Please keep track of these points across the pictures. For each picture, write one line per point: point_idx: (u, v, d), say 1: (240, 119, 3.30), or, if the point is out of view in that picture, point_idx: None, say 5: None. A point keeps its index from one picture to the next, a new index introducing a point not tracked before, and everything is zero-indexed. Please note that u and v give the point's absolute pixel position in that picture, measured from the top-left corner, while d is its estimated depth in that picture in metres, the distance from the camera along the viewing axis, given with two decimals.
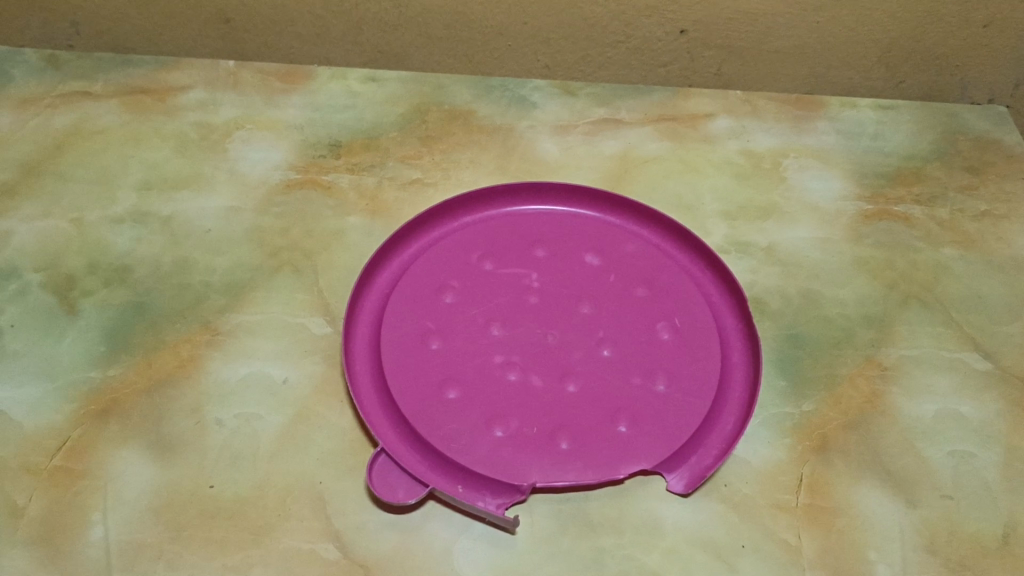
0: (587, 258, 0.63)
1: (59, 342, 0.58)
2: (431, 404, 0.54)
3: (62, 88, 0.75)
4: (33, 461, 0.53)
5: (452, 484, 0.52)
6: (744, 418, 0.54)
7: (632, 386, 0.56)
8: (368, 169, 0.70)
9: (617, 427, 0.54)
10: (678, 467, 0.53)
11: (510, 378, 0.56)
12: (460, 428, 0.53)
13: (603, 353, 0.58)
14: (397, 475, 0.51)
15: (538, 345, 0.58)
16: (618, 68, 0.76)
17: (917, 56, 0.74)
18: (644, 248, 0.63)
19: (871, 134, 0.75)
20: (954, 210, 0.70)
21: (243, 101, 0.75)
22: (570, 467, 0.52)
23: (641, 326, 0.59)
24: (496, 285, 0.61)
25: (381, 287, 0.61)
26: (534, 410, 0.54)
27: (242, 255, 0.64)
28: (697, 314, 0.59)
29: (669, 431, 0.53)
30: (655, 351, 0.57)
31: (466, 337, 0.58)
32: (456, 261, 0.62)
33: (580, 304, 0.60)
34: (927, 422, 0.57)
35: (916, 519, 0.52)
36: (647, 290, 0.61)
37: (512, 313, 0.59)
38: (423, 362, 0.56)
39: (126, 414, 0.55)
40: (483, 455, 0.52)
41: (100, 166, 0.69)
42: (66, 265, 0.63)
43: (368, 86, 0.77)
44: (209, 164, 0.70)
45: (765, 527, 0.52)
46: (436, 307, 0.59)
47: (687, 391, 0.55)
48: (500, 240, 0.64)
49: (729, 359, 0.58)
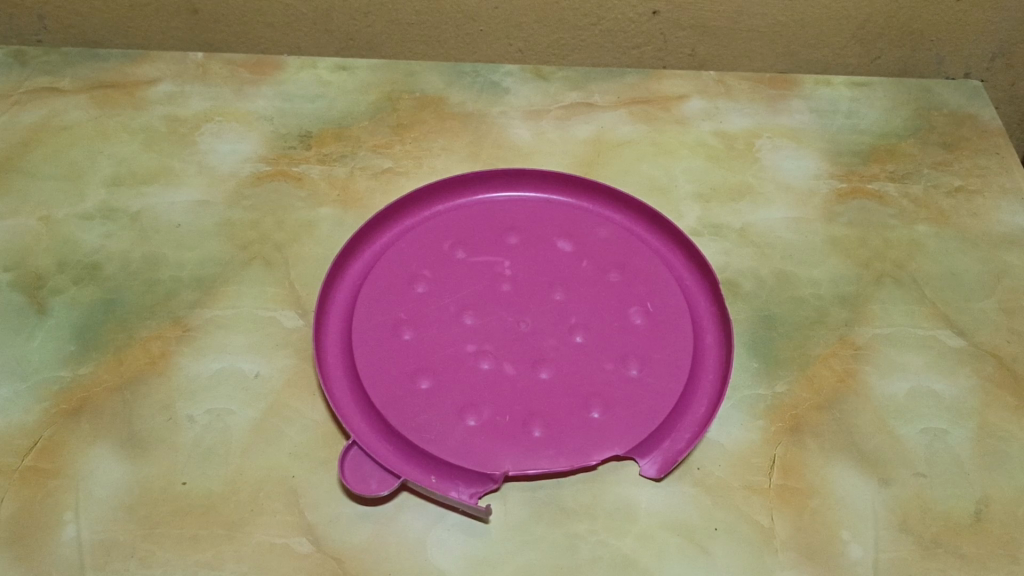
0: (559, 244, 0.63)
1: (29, 341, 0.58)
2: (403, 394, 0.54)
3: (29, 84, 0.74)
4: (4, 462, 0.52)
5: (426, 475, 0.51)
6: (717, 401, 0.54)
7: (605, 371, 0.56)
8: (339, 158, 0.69)
9: (590, 413, 0.54)
10: (652, 451, 0.53)
11: (483, 366, 0.56)
12: (433, 418, 0.53)
13: (576, 340, 0.57)
14: (369, 467, 0.51)
15: (511, 333, 0.58)
16: (591, 50, 0.76)
17: (892, 31, 0.74)
18: (616, 233, 0.63)
19: (846, 111, 0.75)
20: (928, 187, 0.69)
21: (212, 93, 0.74)
22: (543, 454, 0.52)
23: (615, 312, 0.59)
24: (468, 273, 0.61)
25: (353, 278, 0.60)
26: (507, 398, 0.54)
27: (213, 249, 0.63)
28: (671, 298, 0.59)
29: (641, 415, 0.53)
30: (629, 336, 0.57)
31: (438, 327, 0.58)
32: (428, 250, 0.62)
33: (552, 291, 0.60)
34: (901, 400, 0.57)
35: (889, 497, 0.53)
36: (620, 275, 0.61)
37: (485, 301, 0.59)
38: (395, 352, 0.56)
39: (97, 413, 0.55)
40: (455, 444, 0.52)
41: (69, 162, 0.69)
42: (35, 263, 0.62)
43: (339, 75, 0.76)
44: (179, 157, 0.69)
45: (738, 509, 0.52)
46: (408, 296, 0.59)
47: (660, 375, 0.55)
48: (472, 227, 0.63)
49: (703, 342, 0.58)
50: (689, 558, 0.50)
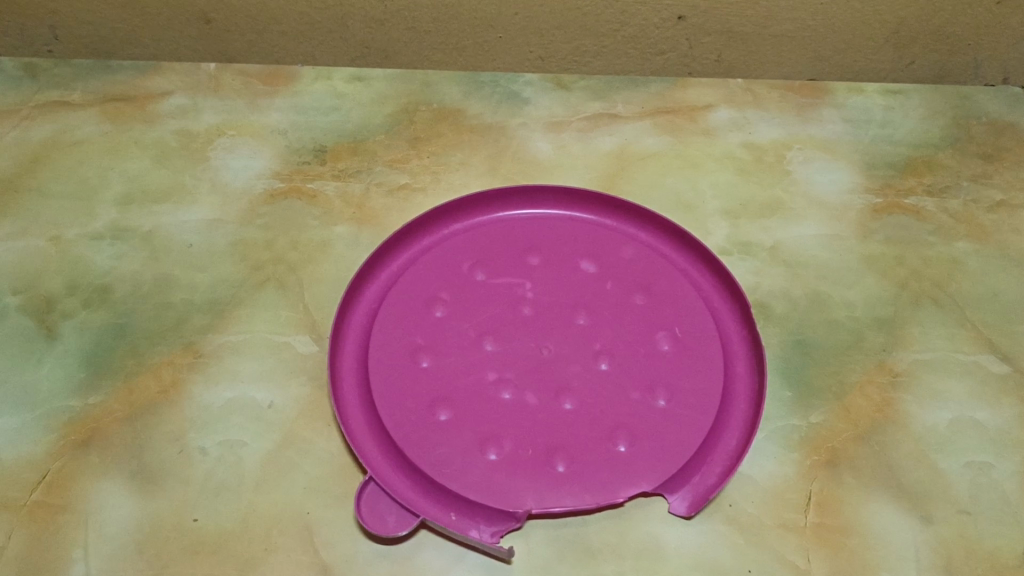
0: (583, 264, 0.60)
1: (38, 369, 0.56)
2: (420, 426, 0.52)
3: (40, 98, 0.72)
4: (12, 497, 0.51)
5: (445, 513, 0.49)
6: (749, 432, 0.52)
7: (631, 401, 0.53)
8: (355, 174, 0.67)
9: (616, 446, 0.51)
10: (681, 487, 0.51)
11: (504, 396, 0.54)
12: (452, 451, 0.51)
13: (600, 367, 0.55)
14: (386, 504, 0.49)
15: (533, 360, 0.55)
16: (613, 58, 0.73)
17: (927, 36, 0.71)
18: (641, 252, 0.61)
19: (880, 121, 0.72)
20: (968, 202, 0.67)
21: (225, 106, 0.72)
22: (567, 490, 0.50)
23: (641, 337, 0.56)
24: (488, 296, 0.58)
25: (369, 301, 0.58)
26: (529, 430, 0.52)
27: (226, 270, 0.61)
28: (700, 322, 0.57)
29: (670, 448, 0.51)
30: (656, 363, 0.55)
31: (457, 353, 0.56)
32: (446, 272, 0.59)
33: (576, 315, 0.58)
34: (942, 431, 0.54)
35: (931, 536, 0.50)
36: (646, 297, 0.58)
37: (505, 326, 0.57)
38: (413, 381, 0.54)
39: (107, 445, 0.53)
40: (476, 479, 0.50)
41: (79, 179, 0.67)
42: (44, 286, 0.61)
43: (354, 86, 0.74)
44: (191, 174, 0.67)
45: (772, 549, 0.49)
46: (426, 321, 0.57)
47: (689, 405, 0.53)
48: (492, 247, 0.61)
49: (733, 369, 0.55)
50: None
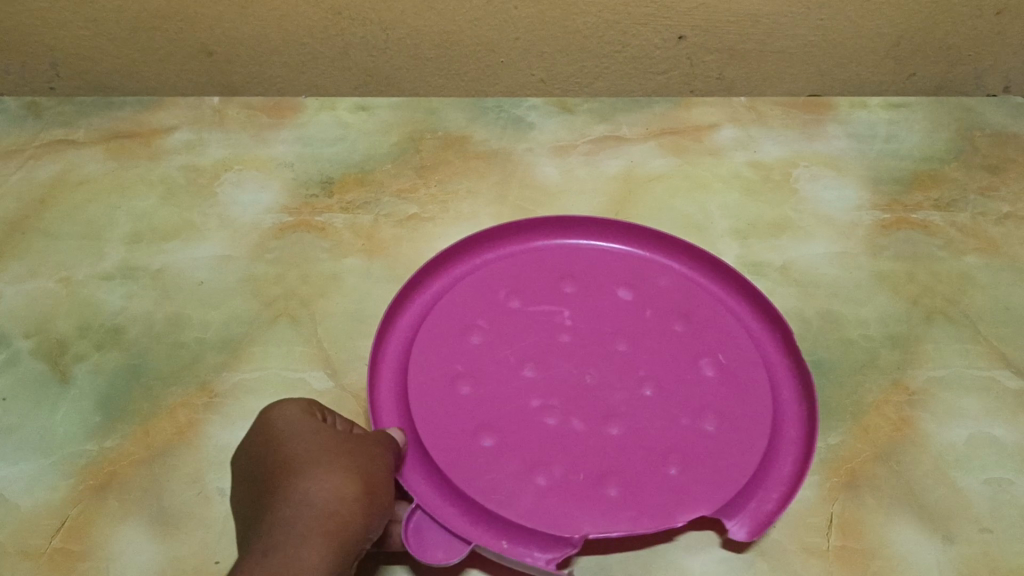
0: (619, 292, 0.60)
1: (54, 413, 0.56)
2: (465, 453, 0.51)
3: (44, 137, 0.72)
4: (32, 544, 0.51)
5: (497, 541, 0.48)
6: (804, 458, 0.51)
7: (680, 427, 0.52)
8: (363, 206, 0.67)
9: (668, 470, 0.50)
10: (737, 512, 0.50)
11: (549, 423, 0.53)
12: (500, 478, 0.50)
13: (645, 393, 0.54)
14: (435, 534, 0.48)
15: (575, 387, 0.55)
16: (616, 80, 0.74)
17: (927, 48, 0.71)
18: (677, 280, 0.60)
19: (885, 135, 0.72)
20: (976, 214, 0.67)
21: (231, 139, 0.72)
22: (623, 515, 0.48)
23: (685, 364, 0.55)
24: (526, 322, 0.58)
25: (404, 329, 0.58)
26: (578, 457, 0.51)
27: (237, 307, 0.61)
28: (742, 349, 0.56)
29: (722, 473, 0.50)
30: (702, 389, 0.54)
31: (498, 380, 0.55)
32: (481, 298, 0.59)
33: (616, 341, 0.57)
34: (960, 448, 0.54)
35: (955, 555, 0.50)
36: (685, 325, 0.57)
37: (546, 353, 0.56)
38: (455, 408, 0.53)
39: (126, 488, 0.53)
40: (527, 506, 0.49)
41: (88, 219, 0.67)
42: (56, 328, 0.61)
43: (359, 116, 0.74)
44: (199, 210, 0.67)
45: (797, 574, 0.49)
46: (464, 348, 0.56)
47: (738, 430, 0.52)
48: (526, 275, 0.60)
49: (780, 397, 0.54)
50: None
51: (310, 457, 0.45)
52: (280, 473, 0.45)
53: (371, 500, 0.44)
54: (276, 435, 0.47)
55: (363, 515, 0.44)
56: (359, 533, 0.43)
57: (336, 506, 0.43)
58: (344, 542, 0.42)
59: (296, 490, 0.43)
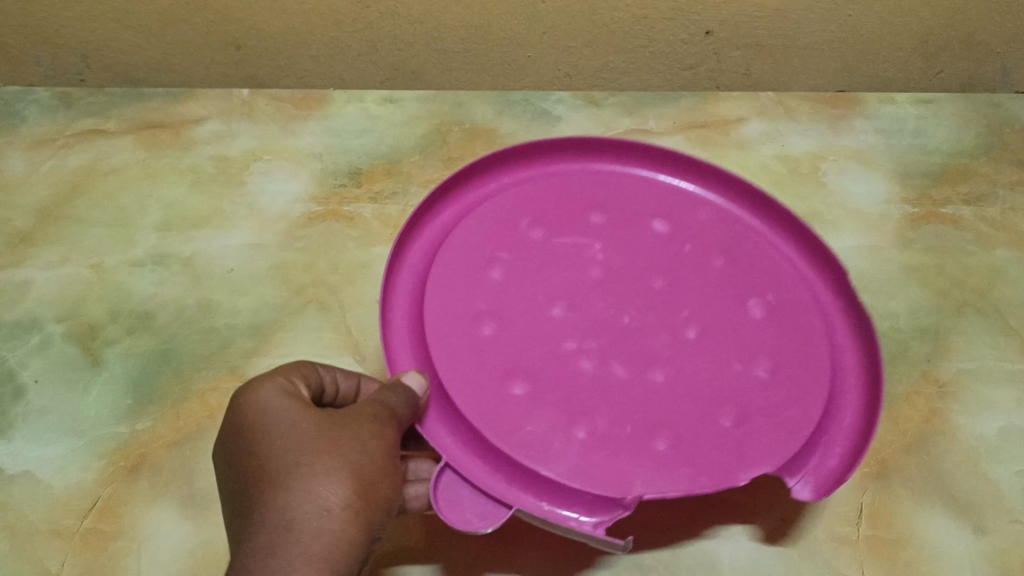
0: (654, 224, 0.56)
1: (86, 396, 0.57)
2: (496, 400, 0.47)
3: (76, 127, 0.73)
4: (64, 524, 0.51)
5: (535, 501, 0.45)
6: (871, 411, 0.48)
7: (732, 374, 0.50)
8: (391, 196, 0.68)
9: (722, 424, 0.48)
10: (802, 471, 0.47)
11: (585, 366, 0.49)
12: (537, 429, 0.46)
13: (689, 335, 0.51)
14: (465, 496, 0.45)
15: (613, 328, 0.51)
16: (643, 74, 0.74)
17: (956, 44, 0.71)
18: (716, 213, 0.57)
19: (913, 130, 0.72)
20: (1005, 209, 0.66)
21: (259, 130, 0.72)
22: (678, 473, 0.46)
23: (732, 306, 0.52)
24: (556, 256, 0.54)
25: (415, 265, 0.53)
26: (622, 407, 0.48)
27: (267, 294, 0.62)
28: (793, 288, 0.53)
29: (784, 429, 0.47)
30: (753, 334, 0.51)
31: (527, 318, 0.51)
32: (503, 228, 0.54)
33: (655, 279, 0.53)
34: (991, 440, 0.54)
35: (986, 547, 0.50)
36: (727, 261, 0.54)
37: (577, 290, 0.52)
38: (479, 348, 0.49)
39: (157, 470, 0.53)
40: (570, 461, 0.46)
41: (119, 207, 0.68)
42: (87, 313, 0.61)
43: (387, 108, 0.74)
44: (229, 199, 0.68)
45: (826, 563, 0.49)
46: (486, 281, 0.52)
47: (795, 379, 0.49)
48: (550, 202, 0.56)
49: (836, 341, 0.51)
50: None
51: (297, 460, 0.41)
52: (264, 479, 0.41)
53: (367, 508, 0.41)
54: (260, 424, 0.43)
55: (359, 533, 0.40)
56: (354, 549, 0.40)
57: (328, 520, 0.39)
58: (338, 563, 0.39)
59: (282, 503, 0.40)
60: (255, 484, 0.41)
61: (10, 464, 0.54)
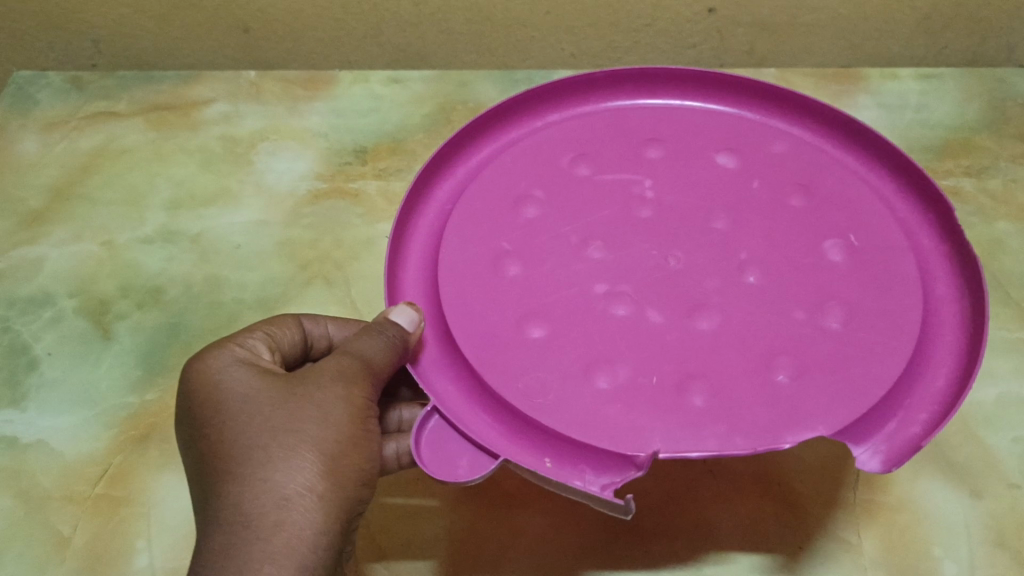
0: (718, 158, 0.51)
1: (97, 367, 0.58)
2: (507, 345, 0.43)
3: (87, 109, 0.74)
4: (76, 490, 0.53)
5: (538, 457, 0.41)
6: (965, 370, 0.41)
7: (795, 324, 0.43)
8: (395, 173, 0.69)
9: (774, 376, 0.42)
10: (869, 440, 0.41)
11: (617, 312, 0.44)
12: (548, 377, 0.42)
13: (748, 280, 0.45)
14: (454, 444, 0.40)
15: (656, 271, 0.46)
16: (647, 53, 0.74)
17: (961, 20, 0.71)
18: (796, 147, 0.51)
19: (915, 105, 0.72)
20: (1007, 182, 0.67)
21: (267, 111, 0.74)
22: (708, 430, 0.40)
23: (806, 247, 0.46)
24: (596, 192, 0.49)
25: (442, 203, 0.50)
26: (656, 355, 0.43)
27: (273, 269, 0.63)
28: (886, 229, 0.46)
29: (852, 383, 0.41)
30: (826, 277, 0.45)
31: (556, 260, 0.46)
32: (542, 164, 0.50)
33: (713, 218, 0.48)
34: (989, 407, 0.54)
35: (982, 511, 0.50)
36: (805, 200, 0.48)
37: (616, 229, 0.47)
38: (498, 291, 0.45)
39: (166, 438, 0.55)
40: (580, 411, 0.41)
41: (129, 186, 0.69)
42: (99, 289, 0.63)
43: (392, 88, 0.75)
44: (236, 178, 0.69)
45: (824, 526, 0.50)
46: (515, 221, 0.48)
47: (874, 329, 0.43)
48: (599, 138, 0.52)
49: (933, 295, 0.45)
50: None
51: (252, 446, 0.39)
52: (219, 470, 0.39)
53: (337, 488, 0.39)
54: (216, 405, 0.41)
55: (329, 520, 0.38)
56: (323, 534, 0.38)
57: (290, 509, 0.37)
58: (305, 553, 0.37)
59: (238, 495, 0.38)
60: (212, 476, 0.39)
61: (25, 433, 0.55)
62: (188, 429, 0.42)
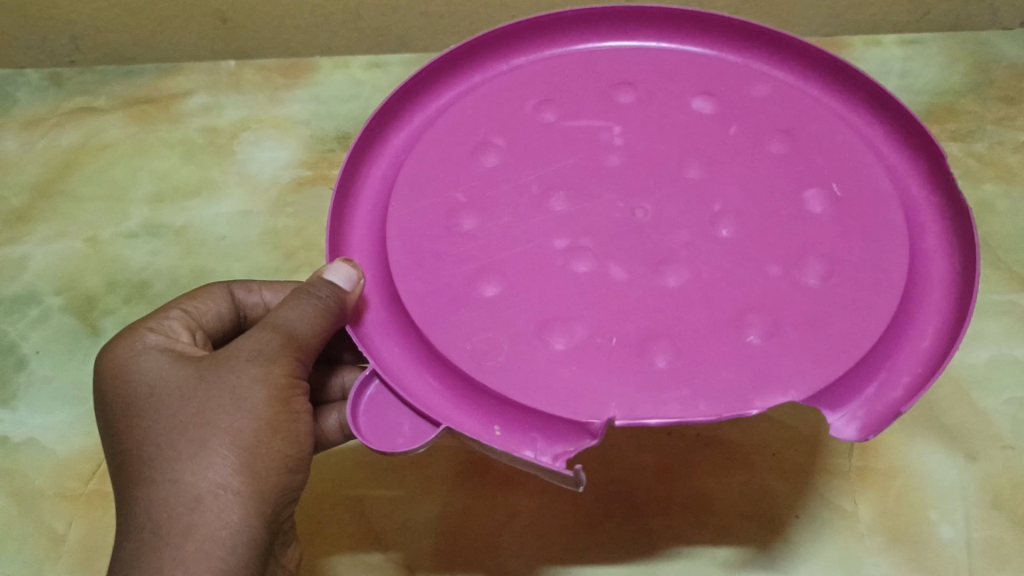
0: (694, 102, 0.47)
1: (85, 364, 0.58)
2: (457, 303, 0.41)
3: (67, 105, 0.74)
4: (69, 487, 0.52)
5: (488, 426, 0.39)
6: (954, 325, 0.39)
7: (772, 278, 0.40)
8: None
9: (747, 335, 0.39)
10: (845, 404, 0.39)
11: (578, 268, 0.41)
12: (500, 337, 0.39)
13: (721, 233, 0.42)
14: (394, 413, 0.38)
15: (622, 225, 0.43)
16: None
17: None
18: (777, 89, 0.48)
19: (900, 71, 0.72)
20: (994, 144, 0.66)
21: (248, 100, 0.73)
22: (671, 391, 0.37)
23: (785, 194, 0.43)
24: (559, 141, 0.46)
25: (394, 153, 0.48)
26: (623, 311, 0.40)
27: (259, 259, 0.63)
28: (872, 179, 0.43)
29: (830, 342, 0.38)
30: (808, 228, 0.42)
31: (513, 214, 0.43)
32: (501, 113, 0.47)
33: (686, 165, 0.45)
34: (981, 370, 0.54)
35: (977, 473, 0.50)
36: (786, 145, 0.45)
37: (579, 180, 0.44)
38: (451, 247, 0.42)
39: None
40: (533, 372, 0.38)
41: (111, 181, 0.69)
42: (85, 285, 0.62)
43: (373, 73, 0.75)
44: (219, 169, 0.69)
45: (820, 495, 0.50)
46: (472, 171, 0.45)
47: (854, 285, 0.40)
48: (565, 85, 0.49)
49: (920, 249, 0.42)
50: (770, 547, 0.48)
51: (159, 445, 0.37)
52: (130, 469, 0.37)
53: (257, 480, 0.37)
54: (127, 397, 0.39)
55: (248, 516, 0.37)
56: (243, 531, 0.36)
57: (203, 508, 0.36)
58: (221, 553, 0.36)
59: (149, 497, 0.36)
60: (121, 474, 0.37)
61: (16, 432, 0.55)
62: (104, 423, 0.40)
